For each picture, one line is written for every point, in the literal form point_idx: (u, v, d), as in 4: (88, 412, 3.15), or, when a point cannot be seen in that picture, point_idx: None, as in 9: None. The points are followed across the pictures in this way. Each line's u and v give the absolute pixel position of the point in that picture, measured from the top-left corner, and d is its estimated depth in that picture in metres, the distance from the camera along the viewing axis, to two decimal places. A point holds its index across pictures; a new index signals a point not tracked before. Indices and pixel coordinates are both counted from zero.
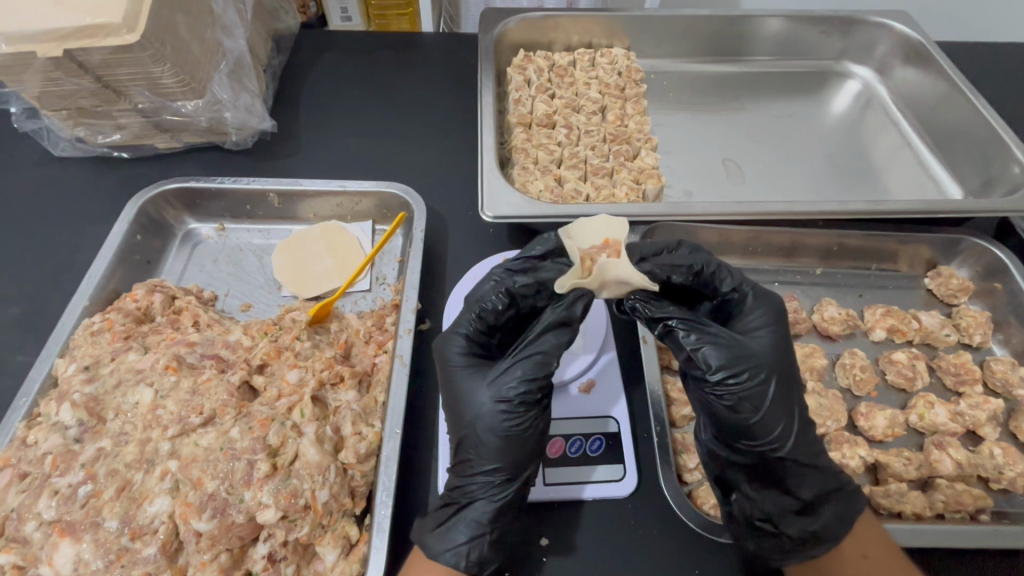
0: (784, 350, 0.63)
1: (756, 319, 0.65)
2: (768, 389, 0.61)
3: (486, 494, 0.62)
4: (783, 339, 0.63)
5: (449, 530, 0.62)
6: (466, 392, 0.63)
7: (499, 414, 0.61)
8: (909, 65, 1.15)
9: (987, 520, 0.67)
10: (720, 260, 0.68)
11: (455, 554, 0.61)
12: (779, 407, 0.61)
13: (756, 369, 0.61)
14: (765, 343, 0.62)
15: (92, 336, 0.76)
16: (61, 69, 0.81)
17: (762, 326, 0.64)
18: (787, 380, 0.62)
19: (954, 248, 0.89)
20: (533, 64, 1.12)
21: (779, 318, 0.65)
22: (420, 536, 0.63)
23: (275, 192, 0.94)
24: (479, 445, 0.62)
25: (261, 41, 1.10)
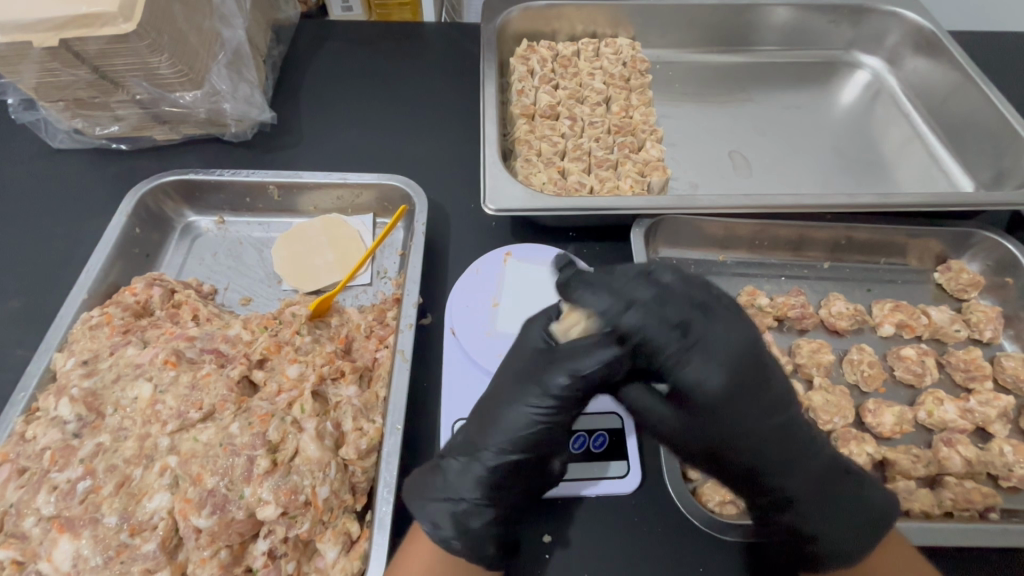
0: (758, 387, 0.57)
1: (709, 354, 0.55)
2: (727, 435, 0.58)
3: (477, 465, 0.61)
4: (757, 373, 0.57)
5: (443, 493, 0.61)
6: (511, 387, 0.62)
7: (550, 407, 0.59)
8: (920, 55, 1.13)
9: (996, 518, 0.67)
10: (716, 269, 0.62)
11: (433, 508, 0.60)
12: (752, 446, 0.58)
13: (701, 421, 0.58)
14: (728, 381, 0.55)
15: (90, 330, 0.75)
16: (57, 60, 0.79)
17: (707, 368, 0.55)
18: (762, 420, 0.57)
19: (964, 242, 0.87)
20: (536, 54, 1.10)
21: (756, 352, 0.57)
22: (414, 501, 0.62)
23: (274, 184, 0.93)
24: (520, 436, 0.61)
25: (261, 31, 1.09)
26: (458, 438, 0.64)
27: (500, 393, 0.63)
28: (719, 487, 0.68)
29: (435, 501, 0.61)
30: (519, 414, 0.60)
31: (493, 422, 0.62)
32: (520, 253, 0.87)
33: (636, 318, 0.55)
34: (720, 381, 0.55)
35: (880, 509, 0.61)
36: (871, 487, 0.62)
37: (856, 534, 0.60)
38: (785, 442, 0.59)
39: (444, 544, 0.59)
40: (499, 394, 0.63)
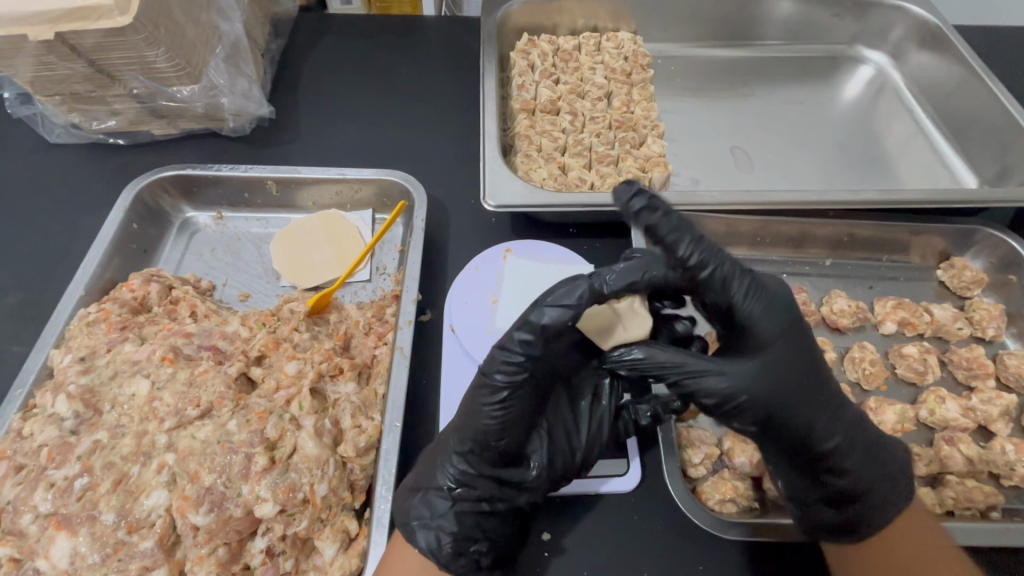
0: (799, 343, 0.59)
1: (766, 298, 0.58)
2: (790, 395, 0.58)
3: (455, 470, 0.62)
4: (798, 332, 0.59)
5: (428, 499, 0.62)
6: (466, 396, 0.63)
7: (498, 401, 0.60)
8: (924, 49, 1.11)
9: (998, 517, 0.66)
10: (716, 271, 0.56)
11: (420, 515, 0.61)
12: (805, 406, 0.58)
13: (779, 382, 0.58)
14: (777, 336, 0.58)
15: (87, 326, 0.75)
16: (53, 53, 0.78)
17: (763, 308, 0.58)
18: (808, 378, 0.59)
19: (967, 239, 0.86)
20: (537, 49, 1.09)
21: (790, 307, 0.59)
22: (400, 526, 0.61)
23: (272, 179, 0.93)
24: (479, 441, 0.61)
25: (259, 25, 1.08)
26: (426, 461, 0.65)
27: (457, 410, 0.64)
28: (720, 485, 0.67)
29: (418, 523, 0.60)
30: (470, 418, 0.61)
31: (454, 432, 0.62)
32: (519, 250, 0.86)
33: (693, 257, 0.56)
34: (770, 329, 0.58)
35: (883, 476, 0.61)
36: (893, 458, 0.62)
37: (887, 496, 0.61)
38: (829, 400, 0.60)
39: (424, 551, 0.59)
40: (457, 409, 0.63)
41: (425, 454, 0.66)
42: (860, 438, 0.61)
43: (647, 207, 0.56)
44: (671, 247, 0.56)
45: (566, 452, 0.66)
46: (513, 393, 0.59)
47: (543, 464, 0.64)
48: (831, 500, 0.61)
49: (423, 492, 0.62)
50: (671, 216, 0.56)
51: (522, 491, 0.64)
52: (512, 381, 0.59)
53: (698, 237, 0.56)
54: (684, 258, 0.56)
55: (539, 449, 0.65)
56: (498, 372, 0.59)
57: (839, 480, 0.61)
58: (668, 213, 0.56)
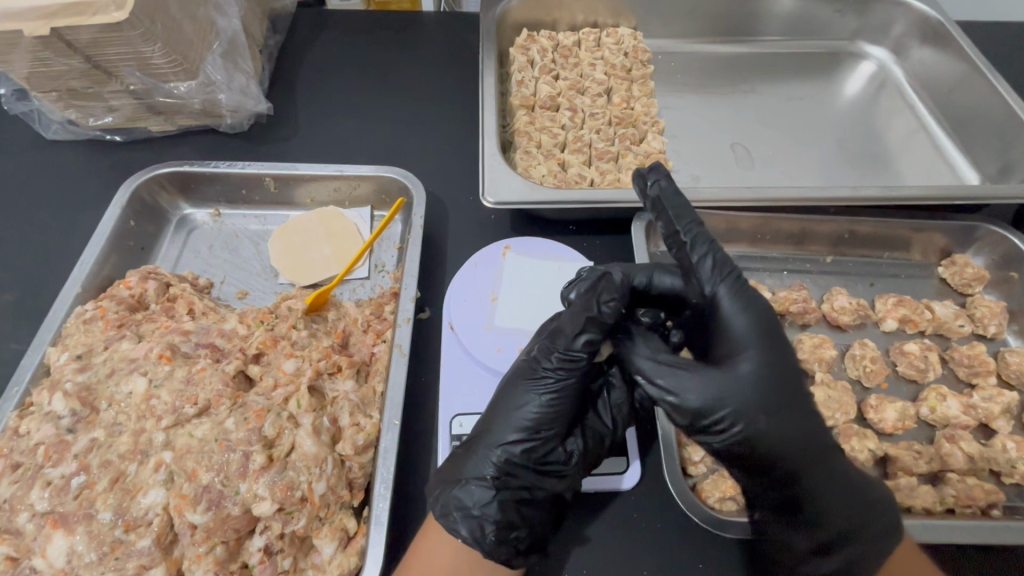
0: (776, 357, 0.59)
1: (745, 300, 0.60)
2: (772, 407, 0.57)
3: (498, 456, 0.60)
4: (775, 344, 0.59)
5: (468, 488, 0.59)
6: (507, 387, 0.63)
7: (550, 387, 0.61)
8: (926, 45, 1.11)
9: (999, 515, 0.66)
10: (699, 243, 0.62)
11: (460, 507, 0.58)
12: (788, 425, 0.57)
13: (758, 396, 0.57)
14: (753, 342, 0.58)
15: (84, 324, 0.74)
16: (49, 49, 0.78)
17: (741, 308, 0.59)
18: (786, 394, 0.58)
19: (969, 236, 0.86)
20: (536, 45, 1.08)
21: (768, 317, 0.60)
22: (440, 517, 0.58)
23: (270, 176, 0.92)
24: (523, 427, 0.61)
25: (256, 21, 1.07)
26: (461, 452, 0.62)
27: (496, 402, 0.63)
28: (720, 483, 0.67)
29: (460, 513, 0.58)
30: (519, 402, 0.62)
31: (498, 422, 0.62)
32: (519, 247, 0.86)
33: (689, 236, 0.61)
34: (746, 333, 0.59)
35: (875, 493, 0.60)
36: (882, 469, 0.62)
37: (884, 506, 0.60)
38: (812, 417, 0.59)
39: (466, 539, 0.56)
40: (496, 401, 0.63)
41: (455, 450, 0.63)
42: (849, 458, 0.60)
43: (660, 187, 0.64)
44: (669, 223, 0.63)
45: (598, 441, 0.65)
46: (564, 380, 0.61)
47: (582, 451, 0.63)
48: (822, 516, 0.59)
49: (462, 482, 0.60)
50: (677, 197, 0.63)
51: (564, 480, 0.62)
52: (570, 367, 0.61)
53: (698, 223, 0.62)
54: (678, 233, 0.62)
55: (577, 437, 0.63)
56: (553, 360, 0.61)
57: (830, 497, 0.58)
58: (676, 195, 0.64)
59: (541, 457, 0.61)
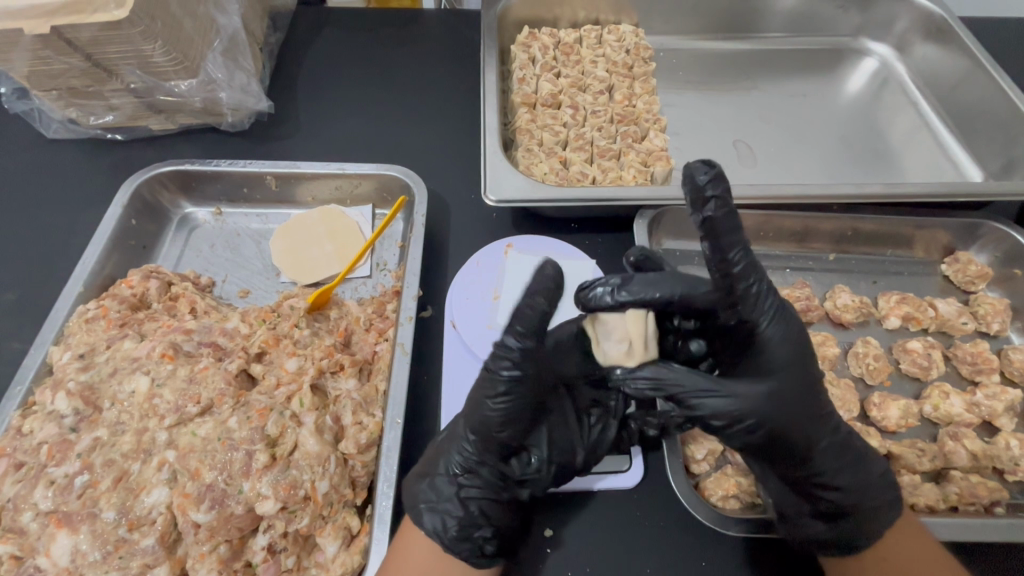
0: (807, 368, 0.59)
1: (784, 325, 0.58)
2: (797, 411, 0.57)
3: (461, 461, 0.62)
4: (808, 355, 0.59)
5: (432, 488, 0.62)
6: (471, 391, 0.62)
7: (496, 397, 0.58)
8: (929, 41, 1.10)
9: (1003, 513, 0.66)
10: (759, 270, 0.56)
11: (429, 504, 0.61)
12: (810, 426, 0.58)
13: (788, 401, 0.57)
14: (787, 364, 0.58)
15: (86, 323, 0.74)
16: (49, 47, 0.78)
17: (782, 332, 0.58)
18: (813, 398, 0.58)
19: (972, 233, 0.86)
20: (538, 42, 1.08)
21: (801, 336, 0.60)
22: (409, 508, 0.62)
23: (272, 174, 0.92)
24: (478, 434, 0.60)
25: (257, 19, 1.07)
26: (436, 446, 0.65)
27: (467, 404, 0.64)
28: (722, 481, 0.67)
29: (425, 506, 0.61)
30: (477, 408, 0.60)
31: (461, 426, 0.62)
32: (521, 245, 0.86)
33: (743, 264, 0.56)
34: (783, 355, 0.58)
35: (875, 483, 0.60)
36: (870, 452, 0.62)
37: (884, 496, 0.60)
38: (837, 424, 0.60)
39: (427, 533, 0.59)
40: (465, 399, 0.63)
41: (435, 440, 0.66)
42: (859, 448, 0.61)
43: (716, 198, 0.54)
44: (721, 249, 0.55)
45: (572, 454, 0.65)
46: (514, 391, 0.58)
47: (547, 462, 0.64)
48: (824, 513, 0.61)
49: (430, 477, 0.63)
50: (734, 216, 0.55)
51: (524, 485, 0.64)
52: (517, 380, 0.57)
53: (749, 246, 0.56)
54: (733, 261, 0.55)
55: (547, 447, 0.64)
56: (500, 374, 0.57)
57: (831, 493, 0.60)
58: (732, 213, 0.55)
59: (504, 461, 0.62)
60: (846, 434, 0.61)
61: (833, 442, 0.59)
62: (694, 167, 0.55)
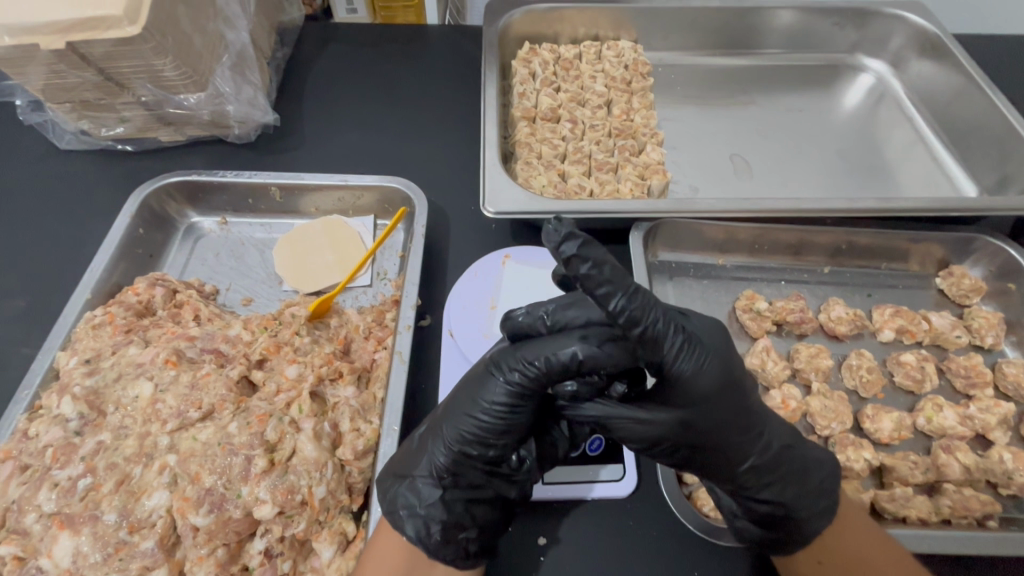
0: (730, 396, 0.56)
1: (699, 353, 0.54)
2: (714, 438, 0.57)
3: (446, 464, 0.60)
4: (733, 382, 0.56)
5: (413, 489, 0.60)
6: (466, 387, 0.61)
7: (504, 399, 0.57)
8: (925, 58, 1.12)
9: (995, 526, 0.66)
10: (646, 302, 0.50)
11: (409, 510, 0.59)
12: (728, 447, 0.58)
13: (702, 431, 0.57)
14: (710, 393, 0.55)
15: (93, 329, 0.76)
16: (64, 61, 0.81)
17: (700, 364, 0.54)
18: (736, 425, 0.57)
19: (967, 247, 0.86)
20: (538, 57, 1.10)
21: (727, 361, 0.56)
22: (387, 513, 0.60)
23: (276, 186, 0.94)
24: (475, 434, 0.59)
25: (265, 34, 1.10)
26: (412, 446, 0.63)
27: (449, 399, 0.62)
28: (714, 492, 0.68)
29: (406, 511, 0.59)
30: (474, 408, 0.59)
31: (446, 426, 0.60)
32: (518, 256, 0.87)
33: (626, 311, 0.49)
34: (705, 387, 0.54)
35: (823, 490, 0.61)
36: (817, 458, 0.62)
37: (817, 505, 0.60)
38: (767, 442, 0.59)
39: (408, 539, 0.58)
40: (453, 397, 0.61)
41: (409, 440, 0.64)
42: (789, 460, 0.60)
43: (577, 256, 0.47)
44: (601, 301, 0.49)
45: (554, 447, 0.65)
46: (523, 395, 0.57)
47: (533, 457, 0.63)
48: (760, 521, 0.61)
49: (409, 479, 0.61)
50: (604, 268, 0.48)
51: (513, 483, 0.62)
52: (526, 387, 0.56)
53: (635, 290, 0.49)
54: (614, 313, 0.49)
55: (529, 442, 0.64)
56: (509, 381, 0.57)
57: (764, 504, 0.61)
58: (601, 265, 0.48)
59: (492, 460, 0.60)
60: (778, 450, 0.60)
61: (759, 459, 0.59)
62: (548, 231, 0.47)
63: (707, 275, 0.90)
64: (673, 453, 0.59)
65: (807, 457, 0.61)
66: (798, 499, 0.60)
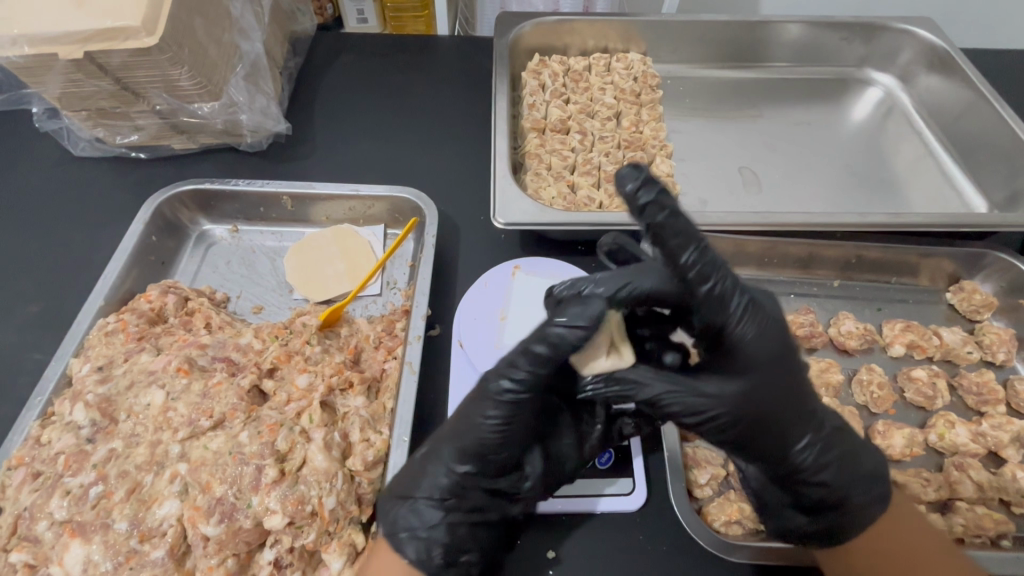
0: (788, 367, 0.57)
1: (760, 320, 0.56)
2: (773, 411, 0.58)
3: (446, 486, 0.60)
4: (789, 351, 0.58)
5: (415, 514, 0.59)
6: (462, 406, 0.62)
7: (498, 413, 0.59)
8: (933, 73, 1.12)
9: (1009, 545, 0.66)
10: (718, 259, 0.52)
11: (413, 536, 0.59)
12: (788, 421, 0.58)
13: (757, 402, 0.57)
14: (768, 361, 0.56)
15: (106, 336, 0.77)
16: (81, 71, 0.82)
17: (759, 330, 0.55)
18: (790, 397, 0.58)
19: (977, 263, 0.86)
20: (548, 69, 1.11)
21: (783, 330, 0.57)
22: (387, 535, 0.59)
23: (288, 195, 0.95)
24: (472, 451, 0.60)
25: (277, 44, 1.11)
26: (412, 467, 0.63)
27: (446, 420, 0.63)
28: (725, 506, 0.68)
29: (407, 533, 0.59)
30: (469, 428, 0.60)
31: (447, 446, 0.61)
32: (528, 267, 0.87)
33: (695, 263, 0.52)
34: (762, 353, 0.56)
35: (864, 484, 0.61)
36: (857, 447, 0.63)
37: (866, 495, 0.60)
38: (817, 420, 0.60)
39: (411, 564, 0.58)
40: (449, 420, 0.63)
41: (409, 460, 0.64)
42: (842, 444, 0.61)
43: (655, 203, 0.49)
44: (675, 251, 0.51)
45: (560, 461, 0.65)
46: (515, 408, 0.58)
47: (538, 473, 0.63)
48: (810, 509, 0.62)
49: (410, 501, 0.60)
50: (679, 218, 0.50)
51: (516, 502, 0.63)
52: (521, 398, 0.58)
53: (705, 245, 0.52)
54: (685, 264, 0.52)
55: (533, 458, 0.64)
56: (502, 394, 0.58)
57: (817, 491, 0.61)
58: (677, 215, 0.50)
59: (490, 478, 0.61)
60: (828, 429, 0.61)
61: (812, 438, 0.60)
62: (622, 175, 0.50)
63: None
64: (725, 428, 0.58)
65: (851, 441, 0.62)
66: (848, 486, 0.60)
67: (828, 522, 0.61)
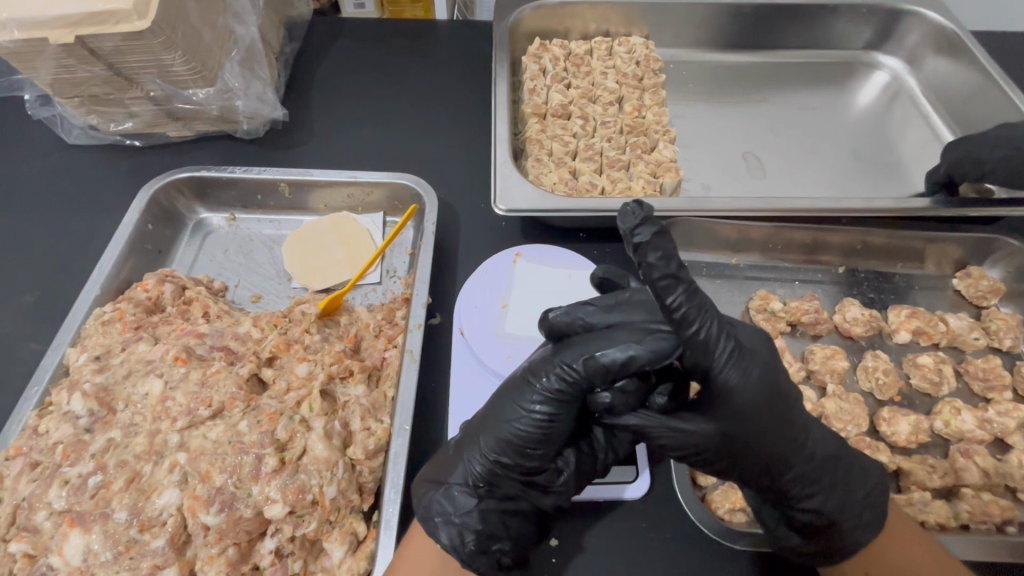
0: (777, 406, 0.55)
1: (749, 364, 0.54)
2: (756, 447, 0.56)
3: (485, 474, 0.59)
4: (777, 391, 0.55)
5: (451, 508, 0.59)
6: (500, 399, 0.60)
7: (540, 410, 0.57)
8: (941, 56, 1.11)
9: (1015, 532, 0.65)
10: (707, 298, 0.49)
11: (447, 523, 0.58)
12: (774, 457, 0.57)
13: (740, 438, 0.55)
14: (754, 403, 0.54)
15: (103, 326, 0.76)
16: (73, 56, 0.80)
17: (746, 375, 0.53)
18: (781, 430, 0.56)
19: (985, 248, 0.85)
20: (549, 53, 1.09)
21: (772, 371, 0.55)
22: (422, 519, 0.59)
23: (285, 182, 0.94)
24: (512, 444, 0.58)
25: (273, 28, 1.09)
26: (447, 454, 0.62)
27: (485, 409, 0.61)
28: (730, 495, 0.68)
29: (442, 518, 0.58)
30: (512, 420, 0.58)
31: (485, 437, 0.59)
32: (530, 254, 0.86)
33: (685, 311, 0.49)
34: (748, 394, 0.54)
35: (857, 503, 0.59)
36: (864, 466, 0.61)
37: (859, 518, 0.59)
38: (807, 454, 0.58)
39: (443, 546, 0.57)
40: (489, 409, 0.60)
41: (443, 448, 0.64)
42: (836, 469, 0.59)
43: (650, 243, 0.47)
44: (659, 293, 0.48)
45: (592, 456, 0.64)
46: (562, 406, 0.56)
47: (571, 465, 0.62)
48: (804, 530, 0.61)
49: (445, 486, 0.60)
50: (671, 262, 0.47)
51: (550, 494, 0.62)
52: (564, 395, 0.56)
53: (695, 288, 0.49)
54: (671, 308, 0.49)
55: (567, 452, 0.62)
56: (547, 390, 0.56)
57: (806, 513, 0.60)
58: (669, 258, 0.47)
59: (527, 472, 0.60)
60: (822, 459, 0.59)
61: (802, 466, 0.58)
62: (624, 212, 0.48)
63: (721, 274, 0.89)
64: (710, 459, 0.57)
65: (853, 468, 0.60)
66: (843, 513, 0.59)
67: (826, 545, 0.60)
